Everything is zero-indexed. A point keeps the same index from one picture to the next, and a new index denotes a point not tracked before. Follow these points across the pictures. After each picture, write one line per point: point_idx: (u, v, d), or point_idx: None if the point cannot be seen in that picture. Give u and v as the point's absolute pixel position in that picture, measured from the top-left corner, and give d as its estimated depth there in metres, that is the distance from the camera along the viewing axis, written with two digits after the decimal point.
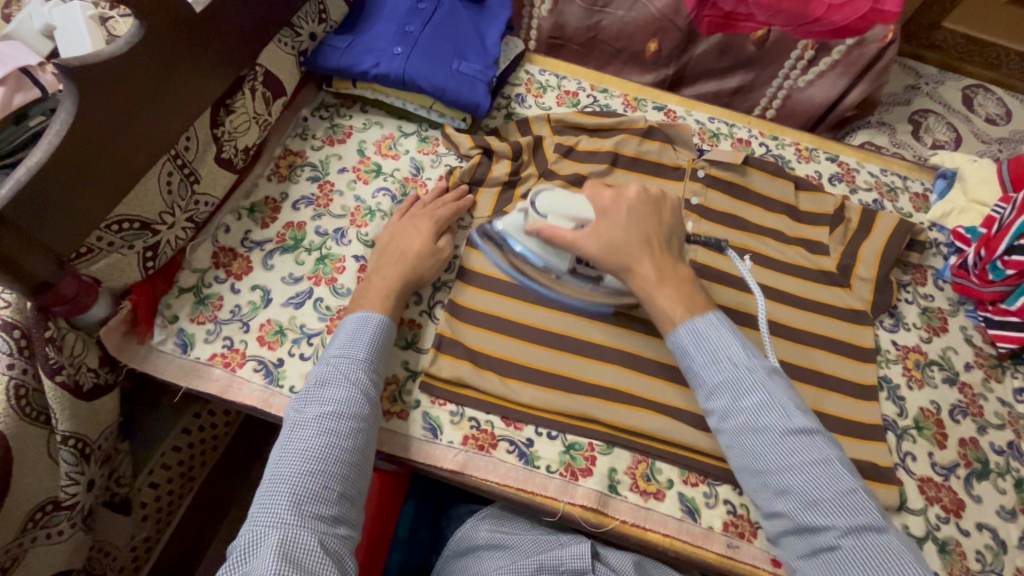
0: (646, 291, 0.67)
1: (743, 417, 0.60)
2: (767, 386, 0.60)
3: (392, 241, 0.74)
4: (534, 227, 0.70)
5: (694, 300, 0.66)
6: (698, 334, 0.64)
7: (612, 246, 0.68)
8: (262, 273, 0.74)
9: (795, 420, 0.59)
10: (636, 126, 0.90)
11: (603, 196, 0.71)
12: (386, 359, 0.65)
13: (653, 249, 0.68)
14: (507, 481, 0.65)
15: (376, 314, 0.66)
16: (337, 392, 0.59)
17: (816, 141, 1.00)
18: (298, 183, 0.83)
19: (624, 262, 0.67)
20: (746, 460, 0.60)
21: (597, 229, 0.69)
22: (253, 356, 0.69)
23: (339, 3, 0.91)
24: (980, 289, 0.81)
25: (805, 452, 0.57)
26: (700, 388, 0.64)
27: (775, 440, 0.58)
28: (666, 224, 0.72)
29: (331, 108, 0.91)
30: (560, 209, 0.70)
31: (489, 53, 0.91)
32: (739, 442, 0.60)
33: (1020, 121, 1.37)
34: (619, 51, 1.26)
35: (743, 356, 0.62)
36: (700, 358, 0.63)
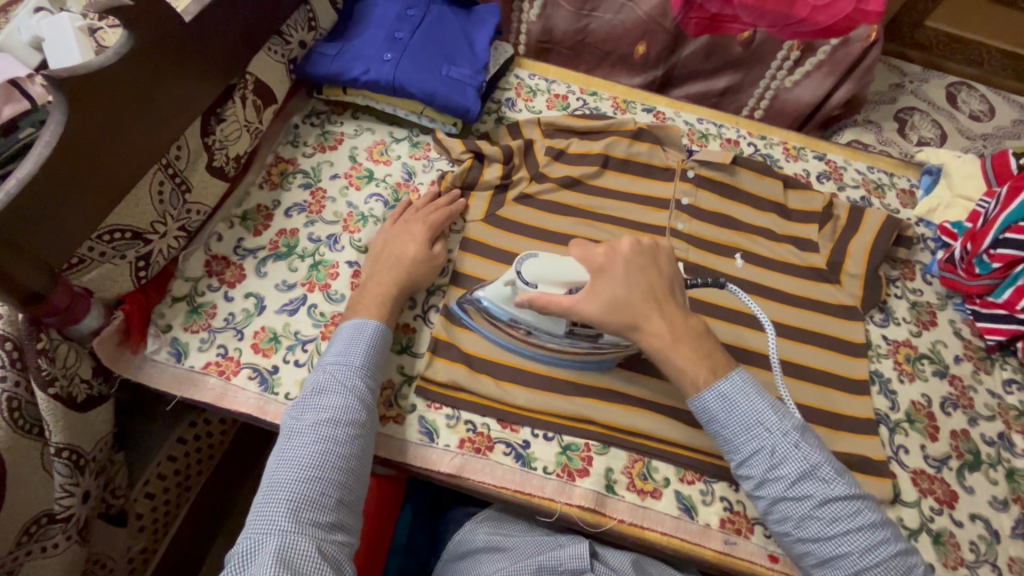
0: (659, 352, 0.62)
1: (782, 490, 0.58)
2: (802, 451, 0.58)
3: (385, 247, 0.74)
4: (524, 299, 0.64)
5: (713, 359, 0.63)
6: (728, 401, 0.61)
7: (614, 307, 0.62)
8: (255, 280, 0.74)
9: (833, 485, 0.57)
10: (626, 128, 0.91)
11: (596, 253, 0.65)
12: (382, 365, 0.65)
13: (658, 304, 0.63)
14: (505, 483, 0.65)
15: (372, 321, 0.66)
16: (333, 399, 0.59)
17: (803, 140, 1.01)
18: (290, 191, 0.83)
19: (630, 321, 0.62)
20: (786, 526, 0.58)
21: (596, 291, 0.63)
22: (247, 364, 0.68)
23: (328, 11, 0.91)
24: (967, 282, 0.82)
25: (847, 517, 0.56)
26: (735, 462, 0.61)
27: (817, 509, 0.57)
28: (666, 274, 0.66)
29: (322, 115, 0.92)
30: (550, 275, 0.64)
31: (478, 58, 0.91)
32: (778, 509, 0.59)
33: (1003, 117, 1.39)
34: (608, 54, 1.27)
35: (775, 421, 0.60)
36: (731, 427, 0.61)
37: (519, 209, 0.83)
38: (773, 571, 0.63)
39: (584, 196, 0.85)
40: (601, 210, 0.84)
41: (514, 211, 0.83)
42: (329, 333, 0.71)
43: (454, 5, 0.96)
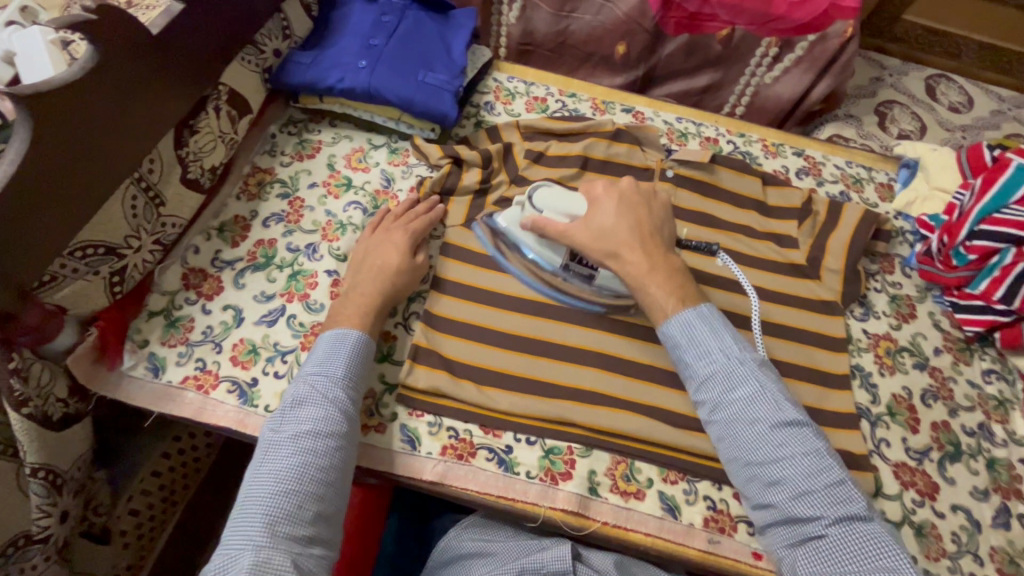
0: (639, 281, 0.68)
1: (733, 408, 0.61)
2: (757, 382, 0.61)
3: (368, 257, 0.73)
4: (529, 221, 0.73)
5: (685, 291, 0.68)
6: (690, 327, 0.65)
7: (603, 234, 0.70)
8: (233, 292, 0.74)
9: (783, 411, 0.60)
10: (604, 129, 0.91)
11: (597, 186, 0.74)
12: (365, 373, 0.64)
13: (643, 237, 0.70)
14: (488, 489, 0.65)
15: (353, 332, 0.65)
16: (313, 410, 0.58)
17: (782, 137, 1.01)
18: (268, 201, 0.82)
19: (613, 249, 0.69)
20: (735, 450, 0.61)
21: (589, 222, 0.71)
22: (226, 377, 0.68)
23: (303, 19, 0.91)
24: (944, 274, 0.83)
25: (793, 443, 0.58)
26: (693, 385, 0.65)
27: (766, 432, 0.59)
28: (659, 216, 0.73)
29: (299, 124, 0.91)
30: (555, 204, 0.73)
31: (455, 62, 0.91)
32: (728, 432, 0.61)
33: (982, 108, 1.40)
34: (589, 54, 1.27)
35: (733, 349, 0.63)
36: (689, 350, 0.64)
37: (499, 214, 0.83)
38: (757, 568, 0.63)
39: None
40: None
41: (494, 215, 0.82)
42: (309, 344, 0.71)
43: (429, 10, 0.96)
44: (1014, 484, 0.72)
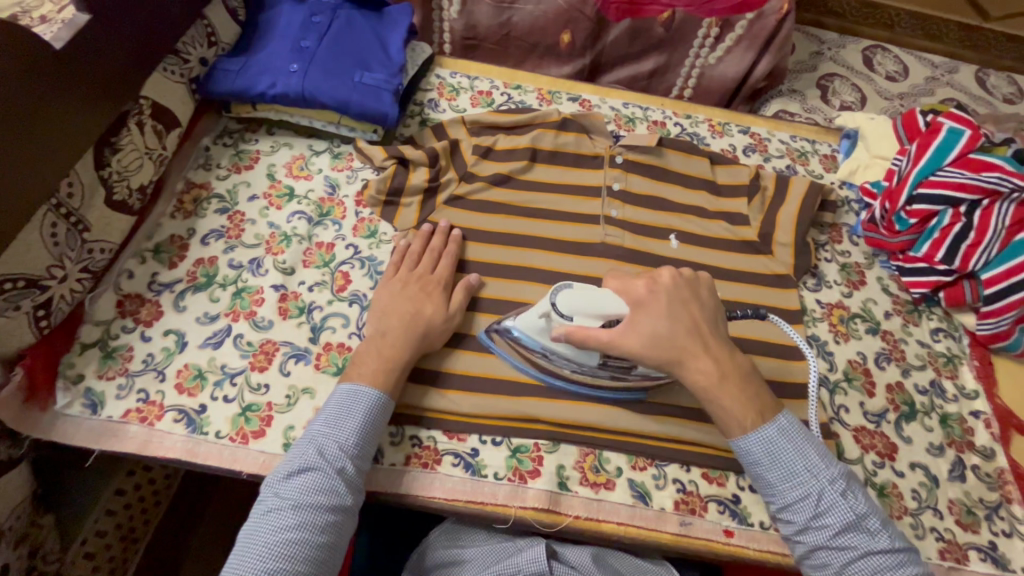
0: (707, 392, 0.62)
1: (825, 538, 0.58)
2: (848, 503, 0.58)
3: (390, 306, 0.68)
4: (561, 333, 0.63)
5: (762, 404, 0.63)
6: (773, 446, 0.60)
7: (658, 343, 0.62)
8: (174, 316, 0.70)
9: (876, 537, 0.57)
10: (550, 119, 0.90)
11: (637, 287, 0.65)
12: (375, 441, 0.61)
13: (702, 339, 0.64)
14: (457, 495, 0.64)
15: (369, 389, 0.62)
16: (320, 482, 0.56)
17: (727, 116, 1.02)
18: (206, 217, 0.79)
19: (676, 357, 0.62)
20: (823, 572, 0.58)
21: (636, 327, 0.62)
22: (172, 407, 0.65)
23: (230, 24, 0.87)
24: (889, 240, 0.85)
25: (886, 567, 0.56)
26: (775, 503, 0.61)
27: (858, 559, 0.56)
28: (707, 306, 0.67)
29: (234, 134, 0.87)
30: (586, 307, 0.62)
31: (393, 61, 0.88)
32: (818, 556, 0.58)
33: (917, 76, 1.44)
34: (533, 46, 1.26)
35: (820, 467, 0.59)
36: (773, 472, 0.60)
37: (450, 213, 0.81)
38: (729, 545, 0.64)
39: (515, 192, 0.84)
40: (533, 205, 0.83)
41: (445, 214, 0.81)
42: (258, 363, 0.68)
43: (363, 8, 0.93)
44: (966, 437, 0.75)
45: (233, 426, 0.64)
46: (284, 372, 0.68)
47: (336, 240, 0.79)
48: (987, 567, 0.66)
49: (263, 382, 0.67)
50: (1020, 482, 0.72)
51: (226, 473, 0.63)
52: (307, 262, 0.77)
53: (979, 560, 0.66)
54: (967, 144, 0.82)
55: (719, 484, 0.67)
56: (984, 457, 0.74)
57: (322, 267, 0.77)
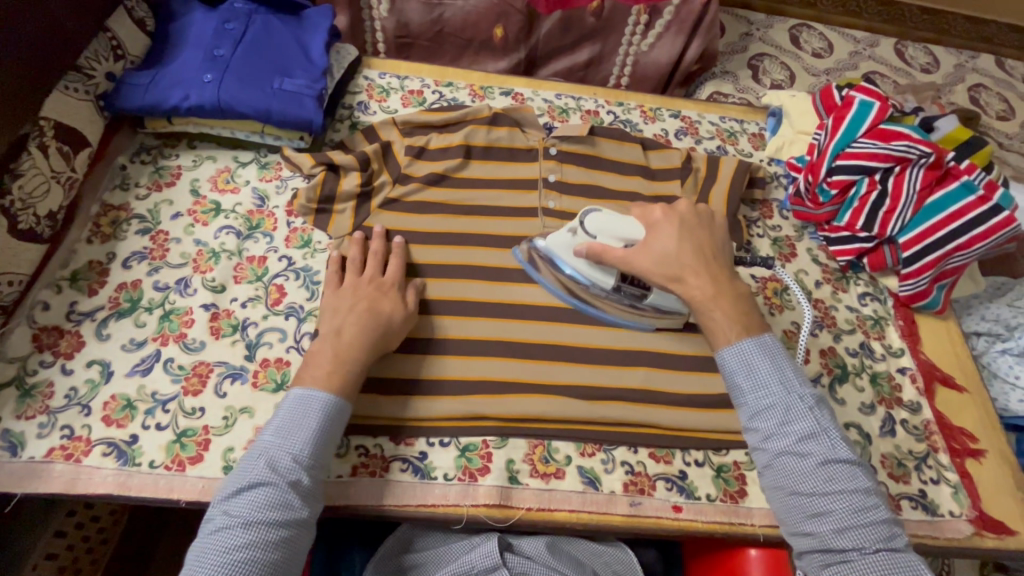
0: (701, 305, 0.66)
1: (788, 443, 0.58)
2: (815, 418, 0.58)
3: (338, 313, 0.66)
4: (583, 248, 0.70)
5: (749, 320, 0.65)
6: (748, 357, 0.62)
7: (666, 261, 0.67)
8: (97, 345, 0.67)
9: (838, 449, 0.57)
10: (481, 115, 0.89)
11: (655, 212, 0.70)
12: (331, 450, 0.59)
13: (708, 263, 0.67)
14: (408, 501, 0.64)
15: (321, 394, 0.60)
16: (272, 497, 0.54)
17: (659, 101, 1.04)
18: (126, 240, 0.75)
19: (677, 274, 0.67)
20: (780, 477, 0.58)
21: (647, 246, 0.68)
22: (100, 441, 0.62)
23: (138, 36, 0.83)
24: (815, 212, 0.89)
25: (844, 479, 0.56)
26: (744, 411, 0.61)
27: (816, 466, 0.56)
28: (719, 233, 0.71)
29: (152, 150, 0.84)
30: (609, 227, 0.70)
31: (315, 65, 0.86)
32: (778, 462, 0.58)
33: (841, 52, 1.50)
34: (468, 41, 1.25)
35: (793, 383, 0.60)
36: (745, 379, 0.61)
37: (386, 216, 0.80)
38: (678, 520, 0.66)
39: (451, 190, 0.83)
40: (470, 202, 0.83)
41: (381, 218, 0.79)
42: (192, 387, 0.66)
43: (280, 12, 0.90)
44: (895, 393, 0.79)
45: (168, 454, 0.62)
46: (219, 394, 0.66)
47: (268, 253, 0.77)
48: (918, 514, 0.70)
49: (197, 406, 0.65)
50: (944, 431, 0.77)
51: (163, 504, 0.61)
52: (238, 278, 0.74)
53: (911, 508, 0.70)
54: (877, 115, 0.86)
55: (666, 462, 0.69)
56: (911, 411, 0.78)
57: (255, 281, 0.74)
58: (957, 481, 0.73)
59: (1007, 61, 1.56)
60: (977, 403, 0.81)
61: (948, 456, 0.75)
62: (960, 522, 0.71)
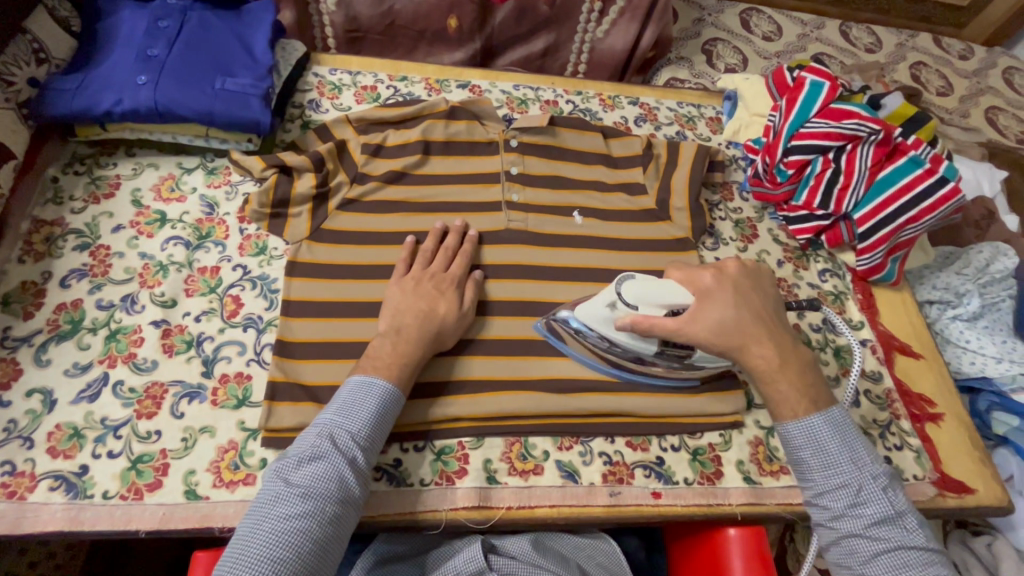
0: (767, 376, 0.64)
1: (859, 527, 0.57)
2: (889, 502, 0.58)
3: (418, 303, 0.66)
4: (626, 321, 0.64)
5: (816, 391, 0.64)
6: (813, 431, 0.61)
7: (725, 330, 0.64)
8: (37, 372, 0.62)
9: (910, 535, 0.56)
10: (438, 109, 0.87)
11: (704, 278, 0.67)
12: (386, 434, 0.59)
13: (765, 328, 0.65)
14: (385, 510, 0.62)
15: (380, 381, 0.59)
16: (327, 471, 0.53)
17: (616, 89, 1.04)
18: (62, 257, 0.70)
19: (740, 343, 0.64)
20: (849, 560, 0.57)
21: (700, 316, 0.64)
22: (46, 475, 0.58)
23: (60, 37, 0.78)
24: (774, 192, 0.90)
25: (917, 565, 0.55)
26: (810, 489, 0.61)
27: (888, 553, 0.55)
28: (769, 295, 0.70)
29: (87, 160, 0.78)
30: (651, 297, 0.65)
31: (260, 62, 0.82)
32: (845, 542, 0.58)
33: (790, 34, 1.53)
34: (421, 33, 1.22)
35: (864, 463, 0.60)
36: (814, 456, 0.61)
37: (344, 217, 0.77)
38: (658, 507, 0.66)
39: (411, 188, 0.81)
40: (432, 199, 0.81)
41: (339, 220, 0.76)
42: (145, 409, 0.62)
43: (218, 6, 0.85)
44: (857, 364, 0.81)
45: (123, 482, 0.58)
46: (176, 415, 0.62)
47: (221, 262, 0.73)
48: None
49: (152, 430, 0.61)
50: (905, 398, 0.80)
51: (120, 535, 0.57)
52: (190, 291, 0.71)
53: None
54: (827, 95, 0.87)
55: (643, 449, 0.69)
56: (873, 380, 0.80)
57: (208, 293, 0.71)
58: (919, 445, 0.76)
59: (943, 38, 1.63)
60: (933, 368, 0.84)
61: (909, 422, 0.78)
62: (924, 484, 0.73)
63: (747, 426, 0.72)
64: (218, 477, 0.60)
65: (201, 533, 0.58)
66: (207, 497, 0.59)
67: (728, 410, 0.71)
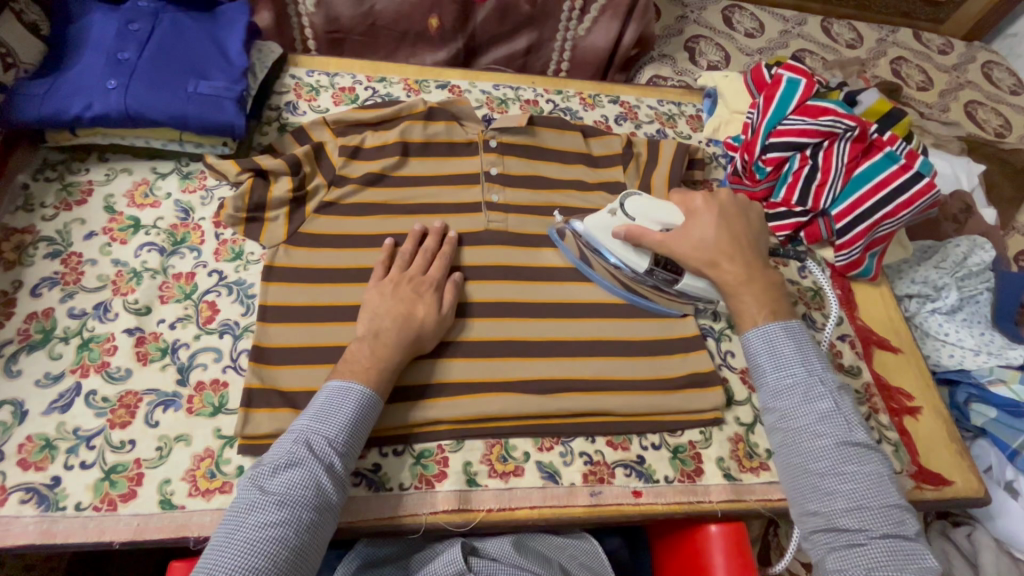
0: (731, 288, 0.67)
1: (806, 423, 0.59)
2: (836, 400, 0.59)
3: (396, 306, 0.66)
4: (622, 230, 0.73)
5: (777, 304, 0.66)
6: (772, 340, 0.63)
7: (703, 246, 0.69)
8: (7, 383, 0.61)
9: (854, 432, 0.57)
10: (416, 110, 0.86)
11: (696, 199, 0.72)
12: (363, 438, 0.58)
13: (743, 249, 0.69)
14: (364, 515, 0.61)
15: (357, 385, 0.59)
16: (304, 477, 0.52)
17: (597, 87, 1.04)
18: (33, 265, 0.69)
19: (712, 258, 0.69)
20: (793, 456, 0.59)
21: (687, 231, 0.70)
22: (17, 487, 0.57)
23: (28, 39, 0.76)
24: (752, 189, 0.91)
25: (856, 461, 0.56)
26: (764, 391, 0.63)
27: (832, 447, 0.57)
28: (755, 225, 0.73)
29: (58, 166, 0.77)
30: (651, 213, 0.73)
31: (234, 64, 0.81)
32: (792, 439, 0.59)
33: (772, 30, 1.54)
34: (402, 33, 1.21)
35: (815, 368, 0.61)
36: (769, 360, 0.63)
37: (322, 221, 0.76)
38: (638, 505, 0.66)
39: (390, 190, 0.80)
40: (411, 201, 0.80)
41: (317, 224, 0.76)
42: (119, 419, 0.61)
43: (191, 9, 0.84)
44: (836, 359, 0.82)
45: (96, 493, 0.57)
46: (151, 423, 0.62)
47: (197, 268, 0.72)
48: None
49: (126, 439, 0.60)
50: (883, 392, 0.81)
51: (94, 547, 0.56)
52: (164, 297, 0.70)
53: None
54: (804, 92, 0.88)
55: (624, 449, 0.69)
56: (852, 375, 0.81)
57: (184, 299, 0.70)
58: (897, 439, 0.77)
59: (924, 34, 1.64)
60: (911, 362, 0.85)
61: (888, 416, 0.79)
62: (902, 477, 0.74)
63: (727, 423, 0.73)
64: (194, 486, 0.59)
65: (177, 543, 0.57)
66: (183, 507, 0.58)
67: (707, 407, 0.71)
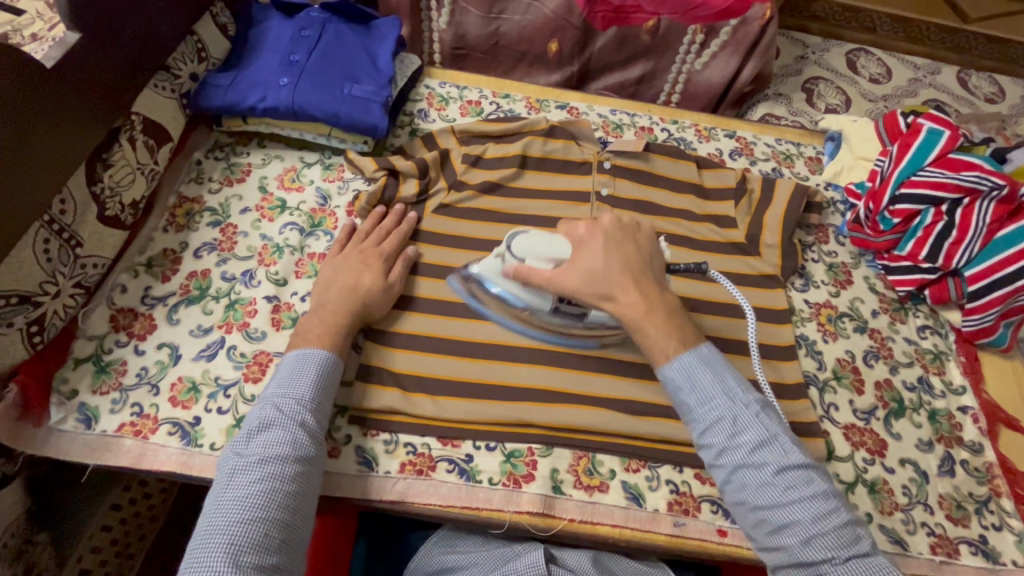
0: (633, 322, 0.63)
1: (741, 457, 0.56)
2: (762, 423, 0.57)
3: (338, 278, 0.70)
4: (511, 271, 0.67)
5: (683, 332, 0.63)
6: (692, 370, 0.61)
7: (594, 280, 0.64)
8: (168, 329, 0.71)
9: (792, 454, 0.55)
10: (537, 127, 0.90)
11: (578, 228, 0.68)
12: (332, 398, 0.62)
13: (634, 276, 0.65)
14: (455, 501, 0.64)
15: (314, 350, 0.63)
16: (278, 434, 0.56)
17: (713, 121, 1.04)
18: (198, 231, 0.79)
19: (606, 291, 0.64)
20: (742, 496, 0.56)
21: (575, 264, 0.65)
22: (166, 420, 0.65)
23: (218, 40, 0.89)
24: (873, 239, 0.86)
25: (801, 485, 0.54)
26: (694, 426, 0.60)
27: (773, 476, 0.54)
28: (644, 249, 0.68)
29: (225, 148, 0.88)
30: (537, 250, 0.67)
31: (382, 73, 0.89)
32: (735, 476, 0.56)
33: (901, 77, 1.47)
34: (523, 54, 1.27)
35: (736, 391, 0.59)
36: (691, 394, 0.60)
37: (439, 221, 0.81)
38: (722, 545, 0.65)
39: (505, 199, 0.84)
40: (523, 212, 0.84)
41: (434, 223, 0.81)
42: (252, 374, 0.69)
43: (352, 22, 0.94)
44: (955, 432, 0.76)
45: (228, 437, 0.64)
46: None
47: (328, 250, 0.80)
48: (978, 561, 0.67)
49: (256, 394, 0.67)
50: (1008, 475, 0.73)
51: None
52: (299, 273, 0.77)
53: (970, 554, 0.67)
54: (945, 144, 0.84)
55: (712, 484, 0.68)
56: (972, 451, 0.75)
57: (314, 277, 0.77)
58: (1021, 529, 0.70)
59: None
60: None
61: (1012, 502, 0.71)
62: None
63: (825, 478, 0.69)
64: None
65: None
66: None
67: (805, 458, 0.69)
